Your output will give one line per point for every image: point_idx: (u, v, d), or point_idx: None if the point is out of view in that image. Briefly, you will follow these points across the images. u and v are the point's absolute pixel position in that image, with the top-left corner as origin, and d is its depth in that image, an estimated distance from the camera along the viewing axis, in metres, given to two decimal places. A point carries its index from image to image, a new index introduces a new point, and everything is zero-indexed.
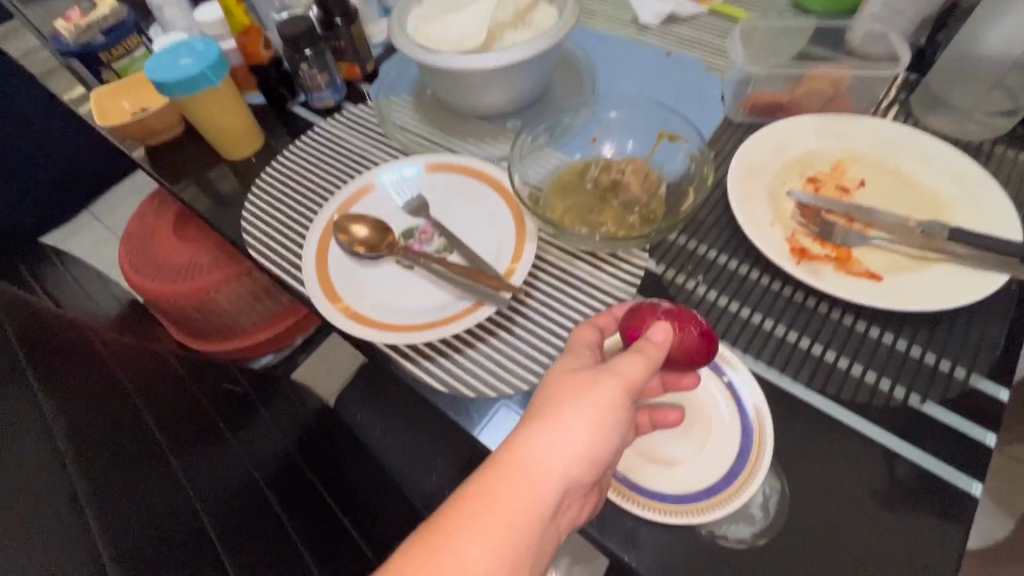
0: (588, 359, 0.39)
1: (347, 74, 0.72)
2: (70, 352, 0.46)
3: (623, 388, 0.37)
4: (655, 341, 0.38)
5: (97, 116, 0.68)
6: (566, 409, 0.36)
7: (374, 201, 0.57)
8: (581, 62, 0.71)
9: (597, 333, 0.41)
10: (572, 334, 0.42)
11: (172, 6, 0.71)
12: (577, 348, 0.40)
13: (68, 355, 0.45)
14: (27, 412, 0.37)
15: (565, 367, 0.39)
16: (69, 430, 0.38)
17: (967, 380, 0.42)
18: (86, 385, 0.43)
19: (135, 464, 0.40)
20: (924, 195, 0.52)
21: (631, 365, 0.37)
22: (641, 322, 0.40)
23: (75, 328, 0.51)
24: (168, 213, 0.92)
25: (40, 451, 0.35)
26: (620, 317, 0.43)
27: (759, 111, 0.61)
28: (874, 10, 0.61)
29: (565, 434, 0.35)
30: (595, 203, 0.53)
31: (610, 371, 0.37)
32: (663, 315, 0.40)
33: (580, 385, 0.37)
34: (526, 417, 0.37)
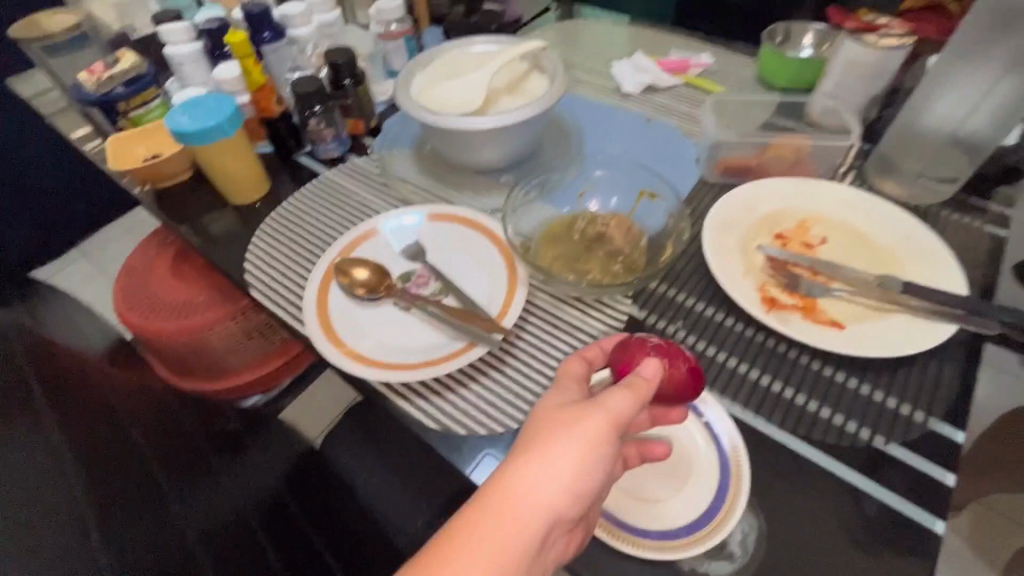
0: (576, 392, 0.41)
1: (352, 128, 0.78)
2: (85, 396, 0.54)
3: (610, 422, 0.38)
4: (645, 376, 0.40)
5: (111, 161, 0.71)
6: (555, 443, 0.37)
7: (374, 245, 0.60)
8: (569, 125, 0.77)
9: (585, 365, 0.44)
10: (561, 366, 0.44)
11: (192, 62, 0.77)
12: (567, 381, 0.42)
13: (84, 399, 0.53)
14: (37, 456, 0.44)
15: (554, 402, 0.40)
16: (81, 475, 0.45)
17: (925, 423, 0.45)
18: (95, 428, 0.51)
19: (133, 501, 0.47)
20: (880, 252, 0.57)
21: (619, 399, 0.38)
22: (631, 357, 0.42)
23: (88, 371, 0.57)
24: (167, 252, 0.94)
25: (58, 492, 0.43)
26: (609, 350, 0.45)
27: (731, 173, 0.67)
28: (828, 89, 0.69)
29: (551, 467, 0.37)
30: (582, 253, 0.57)
31: (599, 404, 0.38)
32: (652, 350, 0.42)
33: (570, 419, 0.38)
34: (515, 451, 0.38)
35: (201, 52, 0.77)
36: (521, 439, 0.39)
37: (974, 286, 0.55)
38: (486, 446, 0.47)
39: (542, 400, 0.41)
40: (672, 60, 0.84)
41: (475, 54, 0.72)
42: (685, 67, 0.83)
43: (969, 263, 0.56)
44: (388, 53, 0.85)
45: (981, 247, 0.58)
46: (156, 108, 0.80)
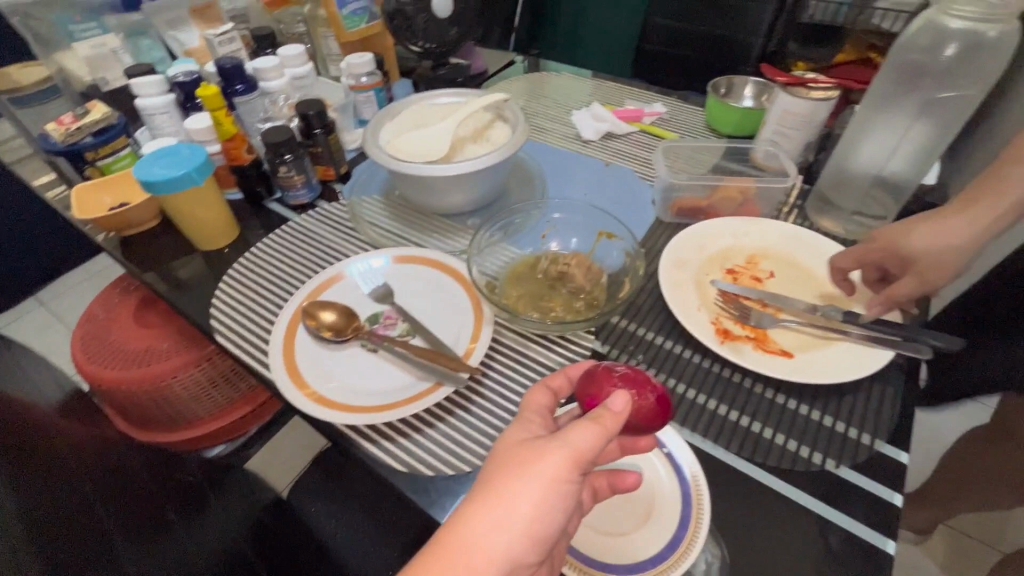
0: (540, 426, 0.42)
1: (322, 175, 0.80)
2: (39, 447, 0.50)
3: (571, 456, 0.37)
4: (614, 410, 0.39)
5: (74, 208, 0.70)
6: (514, 480, 0.37)
7: (342, 288, 0.61)
8: (533, 169, 0.81)
9: (549, 396, 0.44)
10: (526, 397, 0.45)
11: (163, 113, 0.79)
12: (530, 414, 0.43)
13: (38, 450, 0.49)
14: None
15: (517, 436, 0.40)
16: (33, 531, 0.42)
17: (872, 445, 0.48)
18: (49, 482, 0.47)
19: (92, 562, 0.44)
20: (821, 284, 0.61)
21: (584, 433, 0.38)
22: (598, 389, 0.43)
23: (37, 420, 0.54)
24: (130, 299, 0.92)
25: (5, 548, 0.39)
26: (575, 378, 0.46)
27: (684, 213, 0.72)
28: (767, 135, 0.75)
29: (512, 508, 0.36)
30: (545, 291, 0.59)
31: (561, 439, 0.38)
32: (619, 383, 0.43)
33: (531, 454, 0.38)
34: (476, 491, 0.38)
35: (172, 102, 0.79)
36: (479, 477, 0.38)
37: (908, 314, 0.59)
38: (452, 485, 0.47)
39: (505, 434, 0.41)
40: (627, 109, 0.91)
41: (441, 105, 0.76)
42: (639, 115, 0.89)
43: None
44: (358, 104, 0.89)
45: None
46: (125, 157, 0.81)
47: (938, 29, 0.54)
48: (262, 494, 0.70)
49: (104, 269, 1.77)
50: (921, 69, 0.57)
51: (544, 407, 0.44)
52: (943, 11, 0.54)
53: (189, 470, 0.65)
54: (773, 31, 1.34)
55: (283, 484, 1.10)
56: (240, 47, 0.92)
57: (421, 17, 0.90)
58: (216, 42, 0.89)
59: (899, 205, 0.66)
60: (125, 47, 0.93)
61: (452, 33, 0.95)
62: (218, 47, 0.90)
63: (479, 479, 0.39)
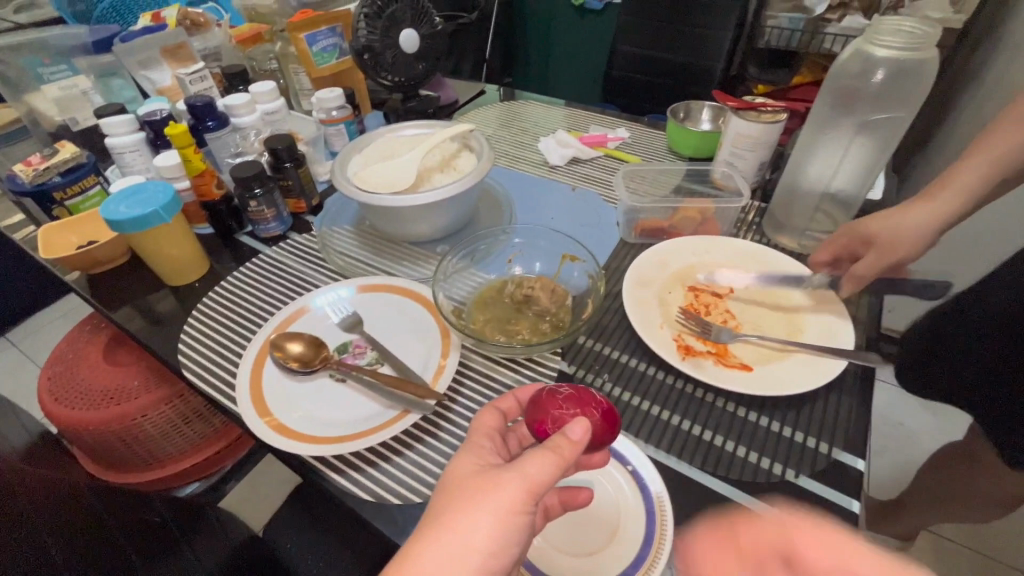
0: (490, 451, 0.42)
1: (293, 208, 0.81)
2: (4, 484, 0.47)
3: (525, 488, 0.38)
4: (572, 438, 0.40)
5: (39, 248, 0.69)
6: (469, 511, 0.38)
7: (310, 320, 0.62)
8: (500, 195, 0.84)
9: (498, 418, 0.45)
10: (475, 419, 0.45)
11: (132, 151, 0.80)
12: (478, 439, 0.43)
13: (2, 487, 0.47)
14: None
15: (470, 466, 0.41)
16: None
17: (830, 453, 0.49)
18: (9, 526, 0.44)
19: None
20: (780, 297, 0.63)
21: (538, 463, 0.39)
22: (546, 411, 0.44)
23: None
24: (100, 337, 0.91)
25: None
26: (521, 399, 0.48)
27: (646, 233, 0.74)
28: (724, 157, 0.79)
29: (467, 541, 0.37)
30: (512, 314, 0.61)
31: (515, 470, 0.39)
32: (565, 405, 0.44)
33: (484, 486, 0.38)
34: (428, 523, 0.38)
35: (143, 141, 0.81)
36: (433, 508, 0.39)
37: (859, 323, 0.61)
38: (420, 512, 0.47)
39: (456, 461, 0.42)
40: (591, 135, 0.94)
41: (407, 137, 0.78)
42: (603, 140, 0.93)
43: (853, 303, 0.63)
44: (329, 137, 0.91)
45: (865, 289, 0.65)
46: (94, 195, 0.81)
47: (867, 56, 0.58)
48: (233, 535, 0.69)
49: (79, 307, 1.75)
50: (854, 92, 0.62)
51: (495, 429, 0.45)
52: (870, 41, 0.58)
53: (154, 509, 0.63)
54: (731, 56, 1.40)
55: (261, 520, 1.08)
56: (212, 85, 0.94)
57: (388, 52, 0.93)
58: (187, 81, 0.91)
59: (847, 220, 0.69)
60: (95, 87, 0.94)
61: (420, 67, 0.98)
62: (189, 86, 0.91)
63: (430, 510, 0.39)
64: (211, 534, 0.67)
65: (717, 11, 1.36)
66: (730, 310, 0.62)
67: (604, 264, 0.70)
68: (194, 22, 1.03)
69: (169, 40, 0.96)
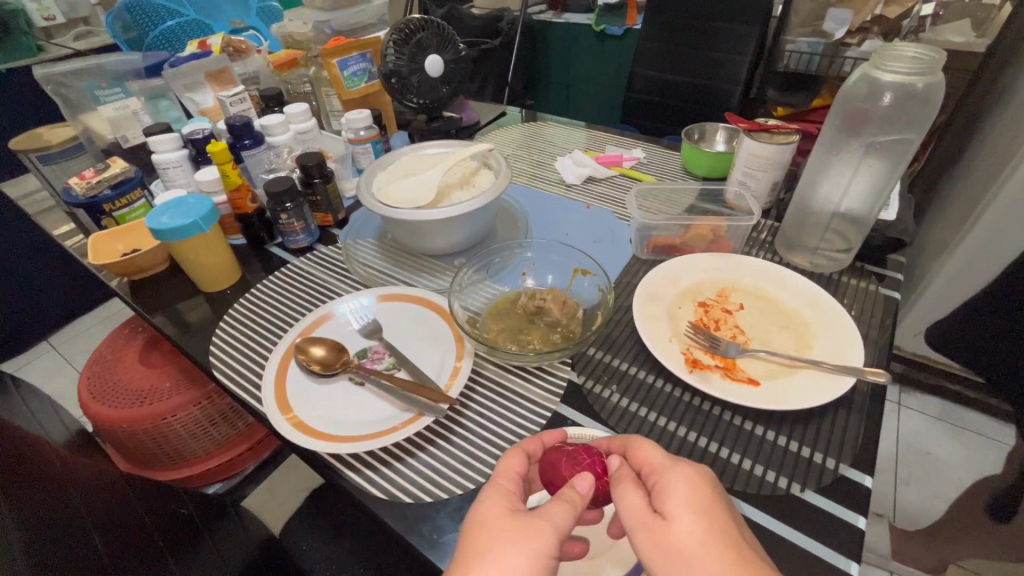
0: (513, 492, 0.43)
1: (320, 221, 0.86)
2: (41, 468, 0.49)
3: (556, 536, 0.39)
4: (580, 491, 0.42)
5: (89, 255, 0.75)
6: (495, 547, 0.39)
7: (332, 326, 0.65)
8: (517, 211, 0.87)
9: (524, 461, 0.46)
10: (500, 460, 0.46)
11: (176, 166, 0.85)
12: (503, 480, 0.44)
13: (37, 470, 0.49)
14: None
15: (496, 510, 0.41)
16: (24, 540, 0.41)
17: (836, 469, 0.49)
18: (45, 502, 0.46)
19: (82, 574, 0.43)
20: (789, 312, 0.64)
21: (562, 512, 0.40)
22: (567, 469, 0.45)
23: (39, 441, 0.55)
24: (137, 340, 0.97)
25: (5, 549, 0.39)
26: (545, 443, 0.48)
27: (659, 250, 0.76)
28: (736, 178, 0.81)
29: None
30: (524, 325, 0.63)
31: (546, 518, 0.40)
32: (580, 466, 0.45)
33: (521, 529, 0.39)
34: (459, 562, 0.39)
35: (186, 157, 0.87)
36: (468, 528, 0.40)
37: (869, 341, 0.61)
38: (430, 512, 0.48)
39: (481, 499, 0.43)
40: (607, 155, 0.97)
41: (429, 156, 0.82)
42: (618, 160, 0.96)
43: (864, 322, 0.64)
44: (356, 155, 0.96)
45: (877, 310, 0.65)
46: (140, 207, 0.87)
47: (874, 80, 0.61)
48: (254, 533, 0.71)
49: (115, 314, 1.84)
50: (863, 114, 0.64)
51: (518, 472, 0.45)
52: (877, 66, 0.60)
53: (182, 504, 0.66)
54: (749, 81, 1.42)
55: (277, 525, 1.11)
56: (250, 106, 1.01)
57: (415, 76, 0.98)
58: (228, 103, 0.97)
59: (860, 240, 0.70)
60: (145, 109, 1.02)
61: (444, 90, 1.03)
62: (229, 107, 0.98)
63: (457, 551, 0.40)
64: (235, 531, 0.69)
65: (734, 36, 1.39)
66: (738, 326, 0.63)
67: (616, 279, 0.72)
68: (236, 49, 1.12)
69: (213, 65, 1.03)
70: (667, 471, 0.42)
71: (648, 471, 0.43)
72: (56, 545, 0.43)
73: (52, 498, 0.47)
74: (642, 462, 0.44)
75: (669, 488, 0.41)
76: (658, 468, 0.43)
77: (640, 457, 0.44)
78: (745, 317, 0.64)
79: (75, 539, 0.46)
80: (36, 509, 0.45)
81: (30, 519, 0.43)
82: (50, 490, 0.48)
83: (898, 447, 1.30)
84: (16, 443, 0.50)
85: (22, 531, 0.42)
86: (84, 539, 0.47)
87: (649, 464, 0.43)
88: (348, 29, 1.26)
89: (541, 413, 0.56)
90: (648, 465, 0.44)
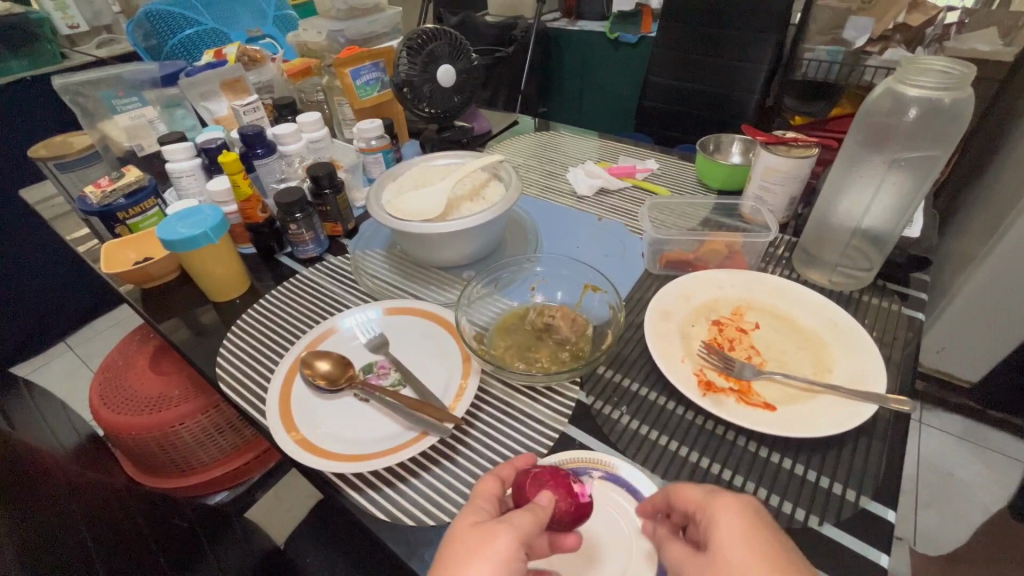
0: (487, 511, 0.42)
1: (330, 231, 0.86)
2: (41, 479, 0.49)
3: (515, 541, 0.39)
4: (542, 504, 0.41)
5: (102, 264, 0.75)
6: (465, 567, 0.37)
7: (338, 340, 0.64)
8: (527, 223, 0.86)
9: (499, 484, 0.44)
10: (475, 487, 0.44)
11: (189, 175, 0.86)
12: (478, 501, 0.42)
13: (36, 480, 0.48)
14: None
15: (466, 523, 0.40)
16: (22, 554, 0.40)
17: (857, 501, 0.47)
18: (43, 513, 0.46)
19: None
20: (808, 332, 0.62)
21: (523, 519, 0.40)
22: (530, 489, 0.43)
23: (44, 452, 0.55)
24: (147, 347, 0.97)
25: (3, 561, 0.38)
26: (520, 465, 0.46)
27: (672, 265, 0.74)
28: (753, 192, 0.78)
29: None
30: (533, 342, 0.62)
31: (506, 522, 0.39)
32: (546, 482, 0.44)
33: (482, 538, 0.39)
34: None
35: (199, 166, 0.87)
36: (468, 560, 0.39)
37: (891, 365, 0.59)
38: (433, 536, 0.47)
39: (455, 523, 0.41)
40: (620, 166, 0.96)
41: (439, 167, 0.82)
42: (631, 172, 0.94)
43: (886, 344, 0.61)
44: (367, 164, 0.96)
45: (900, 331, 0.63)
46: (153, 215, 0.87)
47: (898, 95, 0.59)
48: (258, 547, 0.71)
49: (130, 315, 1.87)
50: (886, 130, 0.62)
51: (494, 494, 0.43)
52: (902, 80, 0.58)
53: (183, 517, 0.65)
54: (767, 89, 1.40)
55: (281, 534, 1.11)
56: (263, 115, 1.02)
57: (427, 86, 0.98)
58: (242, 111, 0.98)
59: (883, 257, 0.68)
60: (161, 117, 1.03)
61: (456, 100, 1.03)
62: (243, 116, 0.99)
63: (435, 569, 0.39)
64: (237, 545, 0.69)
65: (751, 45, 1.37)
66: (754, 346, 0.61)
67: (627, 294, 0.71)
68: (251, 58, 1.13)
69: (228, 74, 1.04)
70: (712, 502, 0.40)
71: (694, 507, 0.41)
72: (51, 560, 0.42)
73: (52, 509, 0.47)
74: (685, 501, 0.42)
75: (716, 521, 0.39)
76: (705, 501, 0.41)
77: (680, 497, 0.42)
78: (762, 337, 0.62)
79: (71, 553, 0.45)
80: (36, 521, 0.44)
81: (30, 531, 0.43)
82: (51, 501, 0.48)
83: (919, 468, 1.26)
84: (23, 453, 0.50)
85: (21, 544, 0.41)
86: (82, 554, 0.46)
87: (693, 500, 0.41)
88: (362, 38, 1.27)
89: (548, 435, 0.54)
90: (692, 501, 0.41)
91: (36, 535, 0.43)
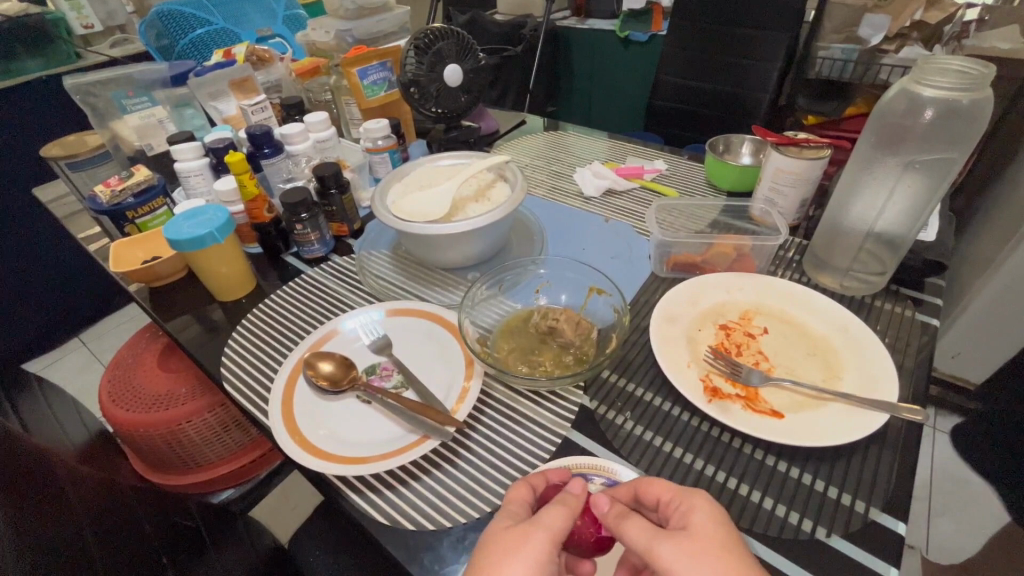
0: (520, 514, 0.42)
1: (336, 231, 0.86)
2: (45, 474, 0.49)
3: (549, 539, 0.39)
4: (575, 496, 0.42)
5: (111, 263, 0.76)
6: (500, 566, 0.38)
7: (341, 341, 0.64)
8: (533, 224, 0.85)
9: (530, 492, 0.44)
10: (507, 491, 0.44)
11: (197, 174, 0.86)
12: (511, 505, 0.42)
13: (41, 476, 0.49)
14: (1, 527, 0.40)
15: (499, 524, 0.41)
16: (23, 549, 0.40)
17: (867, 512, 0.46)
18: (45, 509, 0.46)
19: None
20: (818, 338, 0.60)
21: (557, 514, 0.40)
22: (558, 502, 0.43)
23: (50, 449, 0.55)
24: (155, 346, 0.98)
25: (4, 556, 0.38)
26: (551, 477, 0.46)
27: (679, 268, 0.73)
28: (763, 194, 0.77)
29: None
30: (537, 345, 0.61)
31: (539, 522, 0.40)
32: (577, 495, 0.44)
33: (518, 534, 0.39)
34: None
35: (207, 166, 0.88)
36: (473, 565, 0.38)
37: (902, 372, 0.57)
38: (432, 541, 0.46)
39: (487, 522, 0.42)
40: (628, 167, 0.95)
41: (444, 168, 0.81)
42: (639, 172, 0.93)
43: (898, 350, 0.60)
44: (373, 164, 0.96)
45: (913, 337, 0.61)
46: (162, 215, 0.88)
47: (913, 96, 0.57)
48: (261, 547, 0.71)
49: (141, 313, 1.89)
50: (901, 132, 0.60)
51: (525, 501, 0.43)
52: (918, 81, 0.57)
53: (187, 516, 0.66)
54: (780, 89, 1.38)
55: (285, 532, 1.11)
56: (270, 115, 1.02)
57: (433, 86, 0.98)
58: (249, 111, 0.99)
59: (897, 262, 0.66)
60: (170, 117, 1.04)
61: (463, 99, 1.02)
62: (251, 116, 0.99)
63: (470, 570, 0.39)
64: (240, 544, 0.69)
65: (764, 44, 1.35)
66: (762, 352, 0.60)
67: (633, 297, 0.70)
68: (260, 57, 1.14)
69: (236, 74, 1.04)
70: (685, 491, 0.41)
71: (667, 498, 0.42)
72: (52, 557, 0.42)
73: (55, 506, 0.47)
74: (657, 493, 0.42)
75: (692, 506, 0.40)
76: (677, 491, 0.42)
77: (652, 490, 0.43)
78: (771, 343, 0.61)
79: (72, 550, 0.45)
80: (37, 516, 0.44)
81: (32, 527, 0.43)
82: (54, 496, 0.48)
83: (931, 475, 1.23)
84: (27, 448, 0.51)
85: (22, 540, 0.41)
86: (83, 551, 0.46)
87: (666, 492, 0.42)
88: (370, 38, 1.27)
89: (551, 440, 0.53)
90: (665, 492, 0.42)
91: (39, 530, 0.43)
